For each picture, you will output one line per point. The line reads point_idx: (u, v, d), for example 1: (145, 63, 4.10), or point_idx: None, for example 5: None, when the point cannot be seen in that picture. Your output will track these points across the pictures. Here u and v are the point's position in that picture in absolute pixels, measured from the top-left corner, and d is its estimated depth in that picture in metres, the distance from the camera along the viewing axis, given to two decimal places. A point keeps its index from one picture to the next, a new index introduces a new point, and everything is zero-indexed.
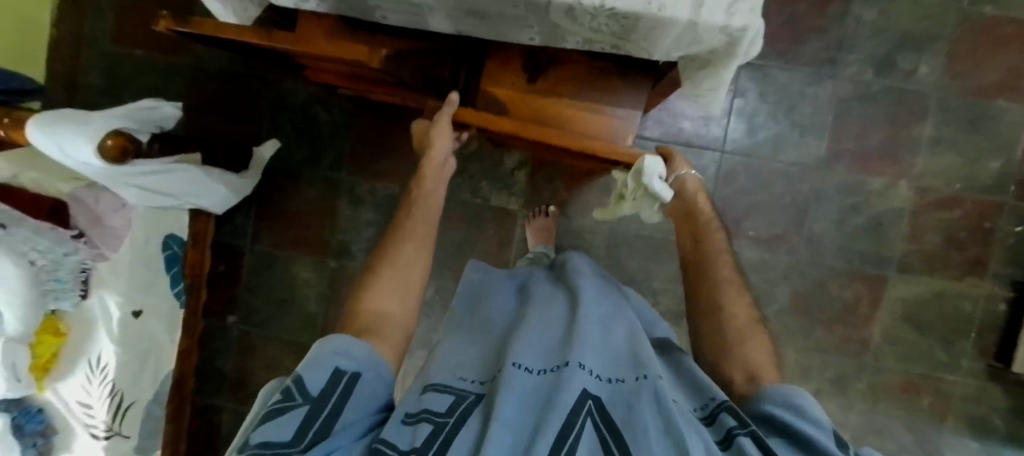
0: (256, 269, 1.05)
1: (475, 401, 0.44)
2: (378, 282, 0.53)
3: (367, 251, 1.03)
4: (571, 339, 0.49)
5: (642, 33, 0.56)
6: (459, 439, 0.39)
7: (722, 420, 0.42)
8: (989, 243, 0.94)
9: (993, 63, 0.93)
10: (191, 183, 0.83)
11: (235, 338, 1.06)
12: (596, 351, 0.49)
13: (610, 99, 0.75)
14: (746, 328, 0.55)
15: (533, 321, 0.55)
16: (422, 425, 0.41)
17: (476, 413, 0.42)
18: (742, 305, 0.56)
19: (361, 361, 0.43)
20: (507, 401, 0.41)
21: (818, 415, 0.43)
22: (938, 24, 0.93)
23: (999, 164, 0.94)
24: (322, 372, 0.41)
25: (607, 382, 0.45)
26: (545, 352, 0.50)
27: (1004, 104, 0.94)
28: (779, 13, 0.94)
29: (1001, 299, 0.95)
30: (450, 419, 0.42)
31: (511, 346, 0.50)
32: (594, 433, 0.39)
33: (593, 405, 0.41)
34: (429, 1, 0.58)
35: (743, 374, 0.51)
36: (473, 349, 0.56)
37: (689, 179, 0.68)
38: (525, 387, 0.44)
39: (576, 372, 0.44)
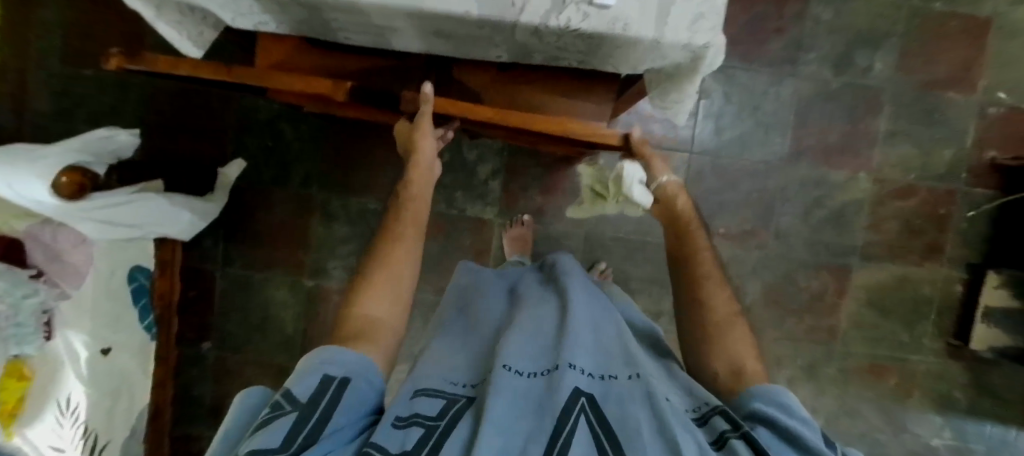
0: (228, 293, 1.02)
1: (462, 407, 0.44)
2: (374, 286, 0.54)
3: (344, 268, 1.02)
4: (561, 341, 0.50)
5: (608, 50, 0.58)
6: (452, 438, 0.38)
7: (715, 422, 0.41)
8: (944, 228, 0.99)
9: (941, 57, 0.98)
10: (155, 214, 0.80)
11: (211, 364, 1.03)
12: (587, 351, 0.50)
13: (584, 83, 0.73)
14: (725, 322, 0.55)
15: (523, 324, 0.55)
16: (413, 428, 0.40)
17: (468, 415, 0.42)
18: (722, 294, 0.57)
19: (348, 366, 0.43)
20: (500, 403, 0.40)
21: (805, 416, 0.42)
22: (889, 21, 0.97)
23: (951, 153, 0.99)
24: (309, 380, 0.41)
25: (600, 378, 0.46)
26: (535, 355, 0.50)
27: (953, 95, 0.98)
28: (739, 15, 0.97)
29: (957, 282, 1.00)
30: (441, 422, 0.41)
31: (502, 348, 0.50)
32: (588, 428, 0.39)
33: (586, 401, 0.41)
34: (394, 23, 0.58)
35: (725, 368, 0.52)
36: (462, 355, 0.56)
37: (670, 183, 0.67)
38: (517, 389, 0.43)
39: (567, 372, 0.44)
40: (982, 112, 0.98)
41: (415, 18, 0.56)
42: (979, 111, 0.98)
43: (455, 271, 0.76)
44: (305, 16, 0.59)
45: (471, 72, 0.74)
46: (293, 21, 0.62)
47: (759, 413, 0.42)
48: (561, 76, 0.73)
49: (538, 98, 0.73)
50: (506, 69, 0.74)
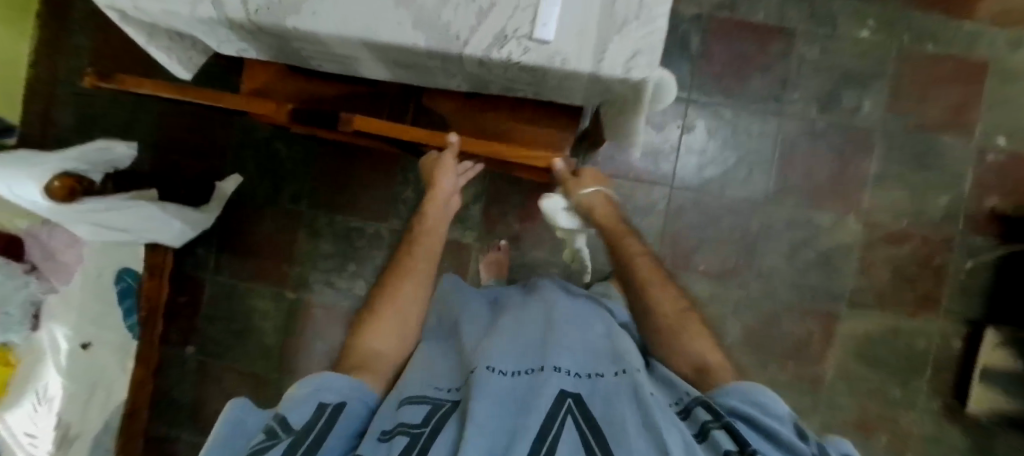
0: (215, 300, 1.07)
1: (444, 409, 0.42)
2: (382, 320, 0.56)
3: (324, 283, 1.05)
4: (546, 345, 0.48)
5: (555, 83, 0.60)
6: (438, 443, 0.36)
7: (698, 414, 0.39)
8: (940, 278, 0.94)
9: (935, 100, 0.95)
10: (147, 220, 0.85)
11: (193, 367, 1.07)
12: (571, 351, 0.48)
13: (545, 113, 0.75)
14: (678, 321, 0.55)
15: (508, 328, 0.53)
16: (399, 439, 0.37)
17: (453, 416, 0.40)
18: (666, 291, 0.58)
19: (342, 392, 0.43)
20: (483, 402, 0.38)
21: (781, 409, 0.40)
22: (879, 62, 0.96)
23: (947, 200, 0.94)
24: (306, 407, 0.40)
25: (587, 377, 0.44)
26: (518, 355, 0.48)
27: (949, 140, 0.95)
28: (722, 53, 0.98)
29: (955, 336, 0.93)
30: (426, 428, 0.39)
31: (483, 351, 0.48)
32: (575, 427, 0.36)
33: (573, 401, 0.39)
34: (355, 53, 0.62)
35: (688, 366, 0.51)
36: (448, 357, 0.54)
37: (593, 195, 0.71)
38: (501, 389, 0.41)
39: (552, 376, 0.43)
40: (979, 157, 0.94)
41: (371, 48, 0.60)
42: (977, 156, 0.94)
43: (438, 280, 0.74)
44: (277, 47, 0.64)
45: (440, 101, 0.77)
46: (268, 51, 0.67)
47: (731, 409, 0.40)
48: (523, 106, 0.75)
49: (502, 126, 0.75)
50: (472, 98, 0.76)
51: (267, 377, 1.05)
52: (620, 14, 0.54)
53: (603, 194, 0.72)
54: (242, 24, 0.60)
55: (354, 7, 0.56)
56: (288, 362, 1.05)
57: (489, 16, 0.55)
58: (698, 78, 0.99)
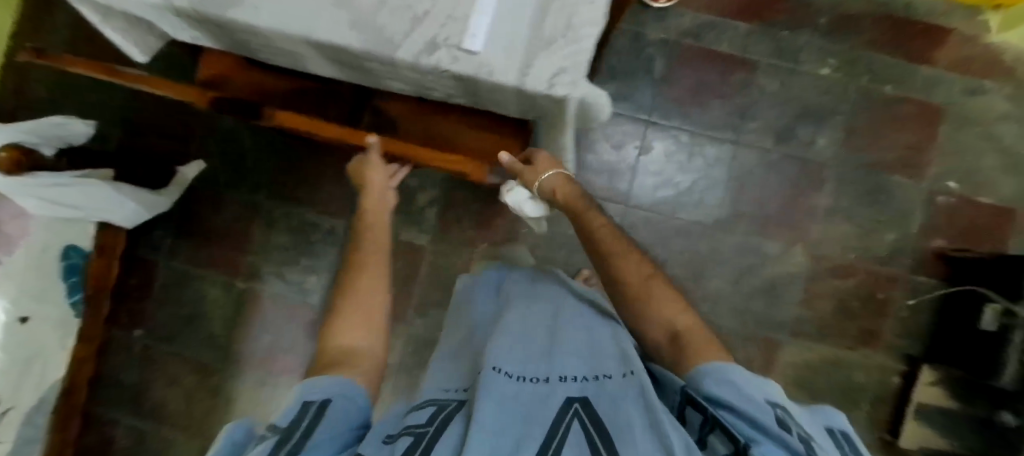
0: (167, 284, 1.08)
1: (451, 411, 0.42)
2: (348, 317, 0.51)
3: (276, 275, 1.06)
4: (553, 352, 0.47)
5: (487, 93, 0.61)
6: (442, 442, 0.35)
7: (691, 418, 0.37)
8: (882, 314, 0.94)
9: (890, 139, 0.96)
10: (98, 200, 0.86)
11: (139, 350, 1.08)
12: (578, 355, 0.46)
13: (491, 124, 0.76)
14: (642, 289, 0.52)
15: (513, 326, 0.52)
16: (403, 438, 0.37)
17: (462, 417, 0.39)
18: (635, 263, 0.54)
19: (330, 389, 0.41)
20: (486, 403, 0.37)
21: (762, 389, 0.35)
22: (837, 98, 0.97)
23: (894, 237, 0.95)
24: (294, 408, 0.38)
25: (594, 381, 0.42)
26: (526, 358, 0.47)
27: (901, 179, 0.96)
28: (684, 78, 1.00)
29: (893, 373, 0.94)
30: (431, 428, 0.38)
31: (491, 351, 0.47)
32: (580, 432, 0.34)
33: (579, 407, 0.38)
34: (300, 49, 0.63)
35: (663, 334, 0.48)
36: (467, 362, 0.53)
37: (553, 176, 0.65)
38: (507, 391, 0.41)
39: (559, 386, 0.41)
40: (930, 199, 0.95)
41: (314, 46, 0.61)
42: (927, 198, 0.95)
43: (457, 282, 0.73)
44: (228, 40, 0.66)
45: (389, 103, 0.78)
46: (220, 42, 0.69)
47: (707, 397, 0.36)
48: (468, 115, 0.75)
49: (447, 130, 0.76)
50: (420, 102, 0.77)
51: (211, 365, 1.07)
52: (549, 31, 0.55)
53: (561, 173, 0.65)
54: (188, 13, 0.61)
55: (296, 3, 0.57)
56: (235, 350, 1.07)
57: (424, 24, 0.57)
58: (659, 100, 1.00)
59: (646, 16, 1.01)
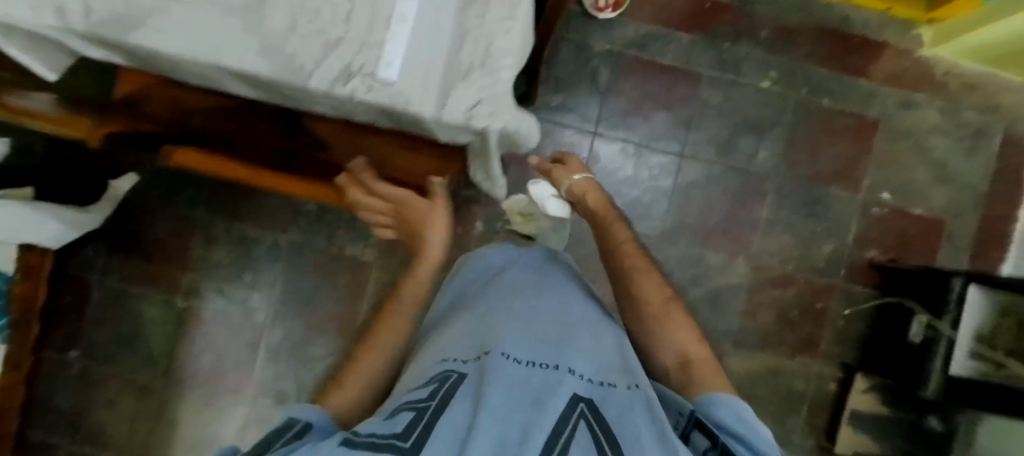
0: (104, 303, 1.06)
1: (453, 384, 0.41)
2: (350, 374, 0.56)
3: (219, 293, 1.05)
4: (559, 345, 0.47)
5: (411, 123, 0.56)
6: (445, 418, 0.35)
7: (696, 440, 0.41)
8: (819, 323, 0.97)
9: (828, 151, 0.98)
10: (23, 222, 0.79)
11: (76, 372, 1.05)
12: (586, 354, 0.47)
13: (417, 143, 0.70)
14: (662, 310, 0.57)
15: (521, 311, 0.52)
16: (404, 413, 0.37)
17: (468, 391, 0.39)
18: (658, 284, 0.60)
19: (311, 416, 0.44)
20: (494, 389, 0.37)
21: (753, 421, 0.43)
22: (778, 111, 0.99)
23: (831, 248, 0.98)
24: (285, 422, 0.42)
25: (598, 384, 0.42)
26: (535, 344, 0.46)
27: (838, 191, 0.98)
28: (630, 90, 1.00)
29: (830, 379, 0.97)
30: (433, 402, 0.38)
31: (502, 335, 0.47)
32: (588, 432, 0.35)
33: (585, 407, 0.38)
34: (216, 76, 0.56)
35: (675, 358, 0.53)
36: (467, 331, 0.52)
37: (580, 180, 0.72)
38: (513, 374, 0.40)
39: (567, 377, 0.41)
40: (866, 211, 0.97)
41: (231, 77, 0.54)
42: (862, 209, 0.97)
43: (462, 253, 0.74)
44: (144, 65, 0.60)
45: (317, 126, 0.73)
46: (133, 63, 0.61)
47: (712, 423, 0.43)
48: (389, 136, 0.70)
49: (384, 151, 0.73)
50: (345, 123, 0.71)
51: (154, 384, 1.05)
52: (465, 61, 0.44)
53: (585, 184, 0.71)
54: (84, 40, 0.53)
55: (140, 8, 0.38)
56: (179, 369, 1.05)
57: (322, 39, 0.41)
58: (606, 113, 1.00)
59: (591, 27, 1.00)
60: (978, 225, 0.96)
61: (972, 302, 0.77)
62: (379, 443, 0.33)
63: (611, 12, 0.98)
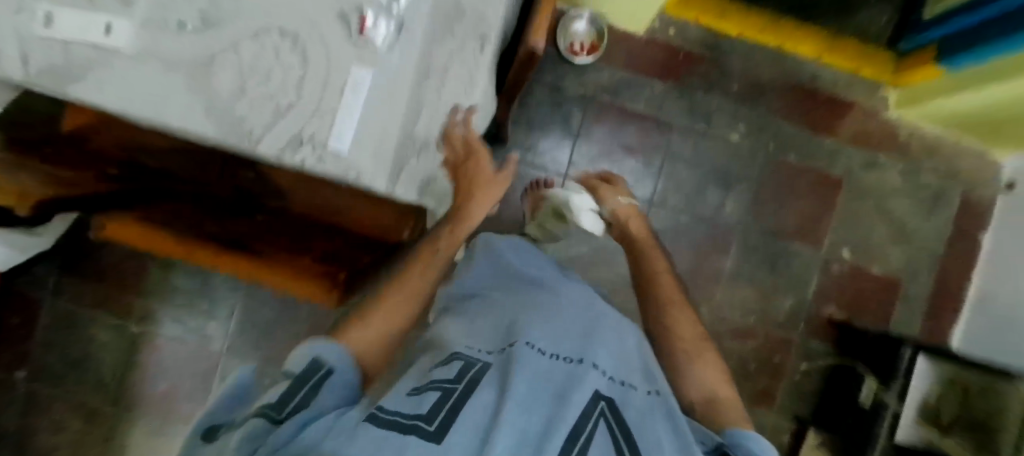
0: (53, 325, 1.02)
1: (479, 371, 0.34)
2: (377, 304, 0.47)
3: (175, 320, 1.03)
4: (586, 338, 0.41)
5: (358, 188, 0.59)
6: (472, 404, 0.29)
7: None
8: (776, 375, 0.99)
9: (792, 206, 1.00)
10: None
11: (21, 395, 1.01)
12: (609, 348, 0.40)
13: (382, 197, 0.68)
14: (694, 346, 0.51)
15: (540, 305, 0.46)
16: (429, 392, 0.30)
17: (495, 378, 0.32)
18: (689, 324, 0.53)
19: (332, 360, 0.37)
20: (517, 379, 0.31)
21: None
22: (746, 164, 1.00)
23: (791, 302, 0.99)
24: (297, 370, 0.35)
25: (619, 384, 0.36)
26: (556, 334, 0.40)
27: (800, 246, 0.99)
28: (602, 135, 1.00)
29: (785, 432, 0.98)
30: (459, 385, 0.32)
31: (523, 324, 0.41)
32: (608, 436, 0.29)
33: (606, 407, 0.32)
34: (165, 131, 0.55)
35: (700, 394, 0.46)
36: (484, 318, 0.45)
37: (623, 206, 0.71)
38: (540, 366, 0.34)
39: (591, 372, 0.35)
40: (826, 267, 0.99)
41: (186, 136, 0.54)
42: (823, 265, 0.99)
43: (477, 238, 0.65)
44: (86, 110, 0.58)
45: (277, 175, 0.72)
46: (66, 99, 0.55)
47: None
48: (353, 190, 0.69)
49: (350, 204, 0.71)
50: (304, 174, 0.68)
51: (102, 411, 1.02)
52: (421, 135, 0.54)
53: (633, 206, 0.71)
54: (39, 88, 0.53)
55: (157, 100, 0.52)
56: (129, 395, 1.02)
57: (288, 115, 0.53)
58: (577, 157, 1.00)
59: (566, 70, 0.99)
60: (934, 285, 0.98)
61: (919, 372, 0.79)
62: (400, 421, 0.26)
63: (586, 57, 0.98)
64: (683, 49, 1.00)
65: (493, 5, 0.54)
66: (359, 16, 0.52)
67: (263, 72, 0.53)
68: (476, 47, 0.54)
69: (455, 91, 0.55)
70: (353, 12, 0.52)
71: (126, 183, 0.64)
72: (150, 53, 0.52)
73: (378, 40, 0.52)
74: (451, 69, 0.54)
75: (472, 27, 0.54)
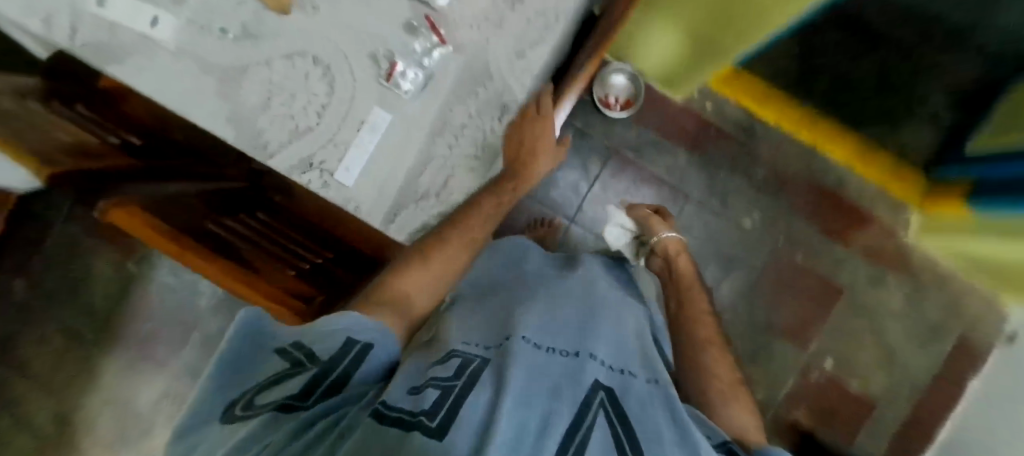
0: (59, 246, 1.07)
1: (481, 370, 0.32)
2: (410, 266, 0.47)
3: (171, 270, 1.07)
4: (588, 330, 0.41)
5: None
6: (473, 400, 0.26)
7: None
8: None
9: (786, 303, 0.99)
10: None
11: (18, 303, 1.07)
12: (607, 340, 0.41)
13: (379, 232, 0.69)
14: (730, 390, 0.51)
15: (544, 297, 0.46)
16: (428, 391, 0.28)
17: (494, 373, 0.31)
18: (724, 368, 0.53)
19: (363, 331, 0.35)
20: (518, 371, 0.30)
21: None
22: (750, 252, 0.99)
23: (762, 397, 0.98)
24: (326, 339, 0.33)
25: (619, 373, 0.37)
26: (554, 329, 0.40)
27: (784, 344, 0.99)
28: (616, 190, 1.00)
29: None
30: (459, 381, 0.30)
31: (520, 318, 0.40)
32: (608, 426, 0.29)
33: (605, 396, 0.32)
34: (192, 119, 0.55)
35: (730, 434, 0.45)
36: (487, 310, 0.45)
37: (670, 240, 0.75)
38: (540, 360, 0.33)
39: (588, 363, 0.35)
40: (804, 371, 0.99)
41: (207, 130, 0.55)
42: (802, 369, 0.99)
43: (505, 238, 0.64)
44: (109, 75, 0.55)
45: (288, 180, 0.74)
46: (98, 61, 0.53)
47: None
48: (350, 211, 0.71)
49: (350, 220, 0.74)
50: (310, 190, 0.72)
51: (87, 336, 1.07)
52: (424, 184, 0.56)
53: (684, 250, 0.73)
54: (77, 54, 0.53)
55: (185, 99, 0.54)
56: (114, 328, 1.07)
57: (302, 138, 0.55)
58: (587, 206, 1.00)
59: (596, 118, 1.00)
60: (909, 415, 0.97)
61: None
62: (401, 417, 0.25)
63: (621, 111, 0.98)
64: (715, 125, 0.99)
65: (519, 79, 0.55)
66: (389, 61, 0.53)
67: (289, 93, 0.54)
68: (495, 114, 0.55)
69: (464, 151, 0.56)
70: (385, 56, 0.53)
71: (146, 158, 0.65)
72: (185, 53, 0.53)
73: (403, 89, 0.53)
74: (466, 129, 0.55)
75: (494, 94, 0.55)
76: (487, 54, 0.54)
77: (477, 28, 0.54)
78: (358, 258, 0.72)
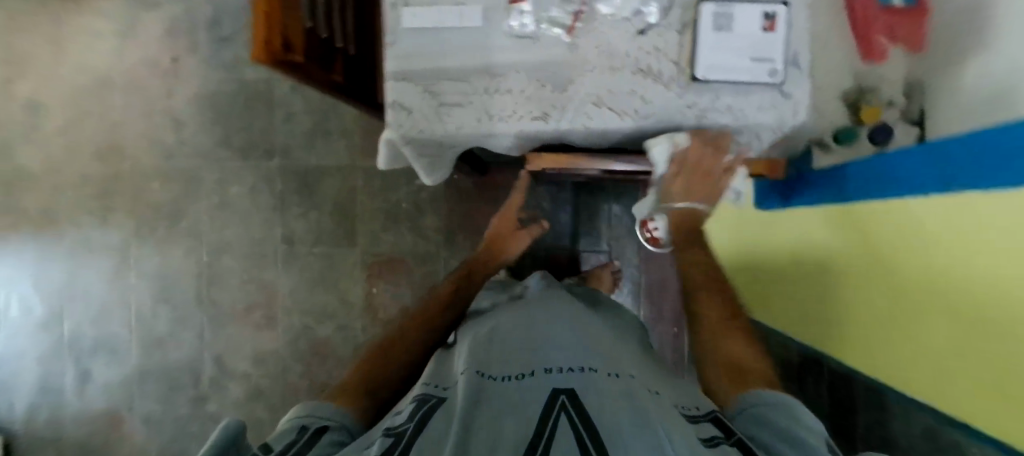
0: None
1: (432, 408, 0.39)
2: (399, 328, 0.62)
3: None
4: (539, 349, 0.46)
5: None
6: (424, 440, 0.34)
7: (706, 426, 0.36)
8: None
9: None
10: None
11: None
12: (563, 350, 0.45)
13: None
14: (720, 327, 0.51)
15: (522, 324, 0.52)
16: (385, 441, 0.35)
17: (442, 414, 0.38)
18: (712, 302, 0.54)
19: (321, 415, 0.42)
20: (479, 408, 0.36)
21: (802, 414, 0.37)
22: None
23: None
24: (280, 437, 0.39)
25: (585, 371, 0.41)
26: (507, 362, 0.44)
27: None
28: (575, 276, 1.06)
29: None
30: (411, 424, 0.37)
31: (477, 357, 0.46)
32: (570, 426, 0.32)
33: (566, 399, 0.36)
34: None
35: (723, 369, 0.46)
36: (470, 338, 0.54)
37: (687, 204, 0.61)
38: (494, 391, 0.39)
39: (545, 377, 0.40)
40: None
41: None
42: None
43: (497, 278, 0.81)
44: None
45: None
46: None
47: (771, 422, 0.37)
48: None
49: None
50: None
51: None
52: (440, 89, 0.57)
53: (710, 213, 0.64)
54: None
55: None
56: None
57: None
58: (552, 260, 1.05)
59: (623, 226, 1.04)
60: None
61: None
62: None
63: (647, 243, 1.09)
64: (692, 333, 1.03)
65: (575, 116, 0.55)
66: None
67: None
68: (537, 107, 0.56)
69: (488, 105, 0.56)
70: None
71: None
72: None
73: (508, 22, 0.55)
74: (508, 94, 0.56)
75: (549, 101, 0.55)
76: (579, 74, 0.55)
77: (598, 53, 0.54)
78: (363, 81, 0.76)
